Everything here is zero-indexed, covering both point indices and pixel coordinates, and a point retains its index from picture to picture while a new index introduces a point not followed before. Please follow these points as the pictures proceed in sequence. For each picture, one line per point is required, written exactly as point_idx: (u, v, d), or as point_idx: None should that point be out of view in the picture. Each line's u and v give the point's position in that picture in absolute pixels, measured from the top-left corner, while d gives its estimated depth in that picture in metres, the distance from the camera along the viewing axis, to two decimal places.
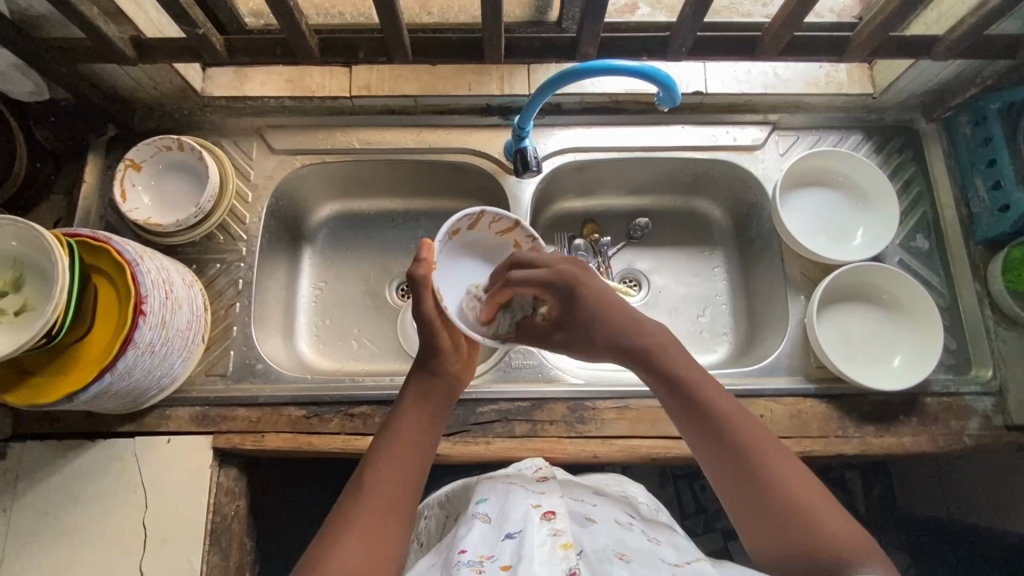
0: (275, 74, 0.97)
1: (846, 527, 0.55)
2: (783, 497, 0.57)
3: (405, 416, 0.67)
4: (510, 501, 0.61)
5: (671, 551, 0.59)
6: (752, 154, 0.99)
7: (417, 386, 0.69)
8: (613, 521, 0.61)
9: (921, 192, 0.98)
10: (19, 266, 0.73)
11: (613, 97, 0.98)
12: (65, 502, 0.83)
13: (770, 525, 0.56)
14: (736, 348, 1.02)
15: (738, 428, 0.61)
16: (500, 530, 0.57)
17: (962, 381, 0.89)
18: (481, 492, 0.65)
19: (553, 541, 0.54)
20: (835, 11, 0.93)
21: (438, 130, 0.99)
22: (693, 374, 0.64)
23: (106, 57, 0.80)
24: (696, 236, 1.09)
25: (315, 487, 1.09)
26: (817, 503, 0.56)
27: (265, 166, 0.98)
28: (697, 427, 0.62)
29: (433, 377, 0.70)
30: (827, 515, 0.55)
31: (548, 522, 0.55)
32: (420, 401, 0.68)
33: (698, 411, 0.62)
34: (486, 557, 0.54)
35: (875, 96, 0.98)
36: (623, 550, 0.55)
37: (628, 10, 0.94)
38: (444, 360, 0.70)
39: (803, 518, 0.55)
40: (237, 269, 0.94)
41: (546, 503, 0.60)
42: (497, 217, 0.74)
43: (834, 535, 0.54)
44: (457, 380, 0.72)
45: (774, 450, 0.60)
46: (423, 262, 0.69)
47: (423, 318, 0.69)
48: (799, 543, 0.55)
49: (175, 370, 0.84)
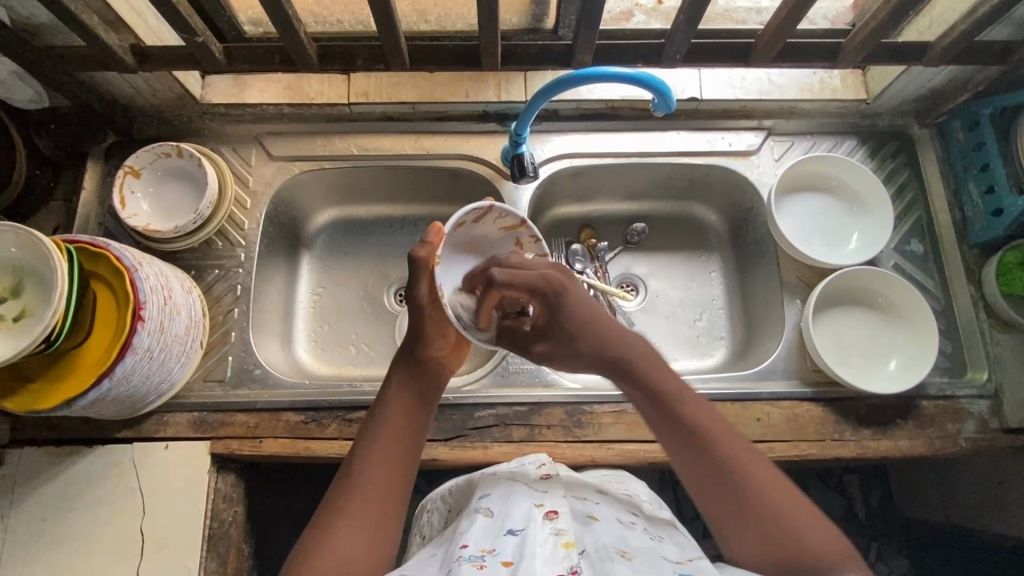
0: (274, 82, 0.98)
1: (828, 535, 0.56)
2: (767, 508, 0.57)
3: (392, 402, 0.67)
4: (512, 499, 0.61)
5: (673, 548, 0.59)
6: (747, 160, 1.00)
7: (401, 376, 0.69)
8: (615, 520, 0.62)
9: (915, 197, 0.98)
10: (18, 273, 0.73)
11: (608, 103, 0.99)
12: (62, 509, 0.83)
13: (752, 534, 0.57)
14: (733, 352, 1.02)
15: (719, 440, 0.61)
16: (501, 526, 0.57)
17: (958, 384, 0.90)
18: (484, 488, 0.66)
19: (554, 540, 0.54)
20: (829, 18, 0.94)
21: (436, 136, 1.00)
22: (676, 389, 0.65)
23: (105, 65, 0.81)
24: (692, 241, 1.10)
25: (314, 492, 1.09)
26: (799, 515, 0.57)
27: (263, 172, 0.98)
28: (676, 436, 0.63)
29: (418, 364, 0.69)
30: (810, 528, 0.57)
31: (551, 522, 0.56)
32: (406, 388, 0.68)
33: (676, 424, 0.63)
34: (488, 551, 0.54)
35: (868, 102, 0.99)
36: (625, 548, 0.56)
37: (624, 18, 0.95)
38: (428, 346, 0.70)
39: (786, 529, 0.56)
40: (236, 275, 0.94)
41: (549, 503, 0.60)
42: (505, 213, 0.71)
43: (818, 546, 0.56)
44: (443, 365, 0.71)
45: (756, 458, 0.61)
46: (428, 245, 0.69)
47: (416, 299, 0.69)
48: (781, 553, 0.56)
49: (173, 375, 0.84)
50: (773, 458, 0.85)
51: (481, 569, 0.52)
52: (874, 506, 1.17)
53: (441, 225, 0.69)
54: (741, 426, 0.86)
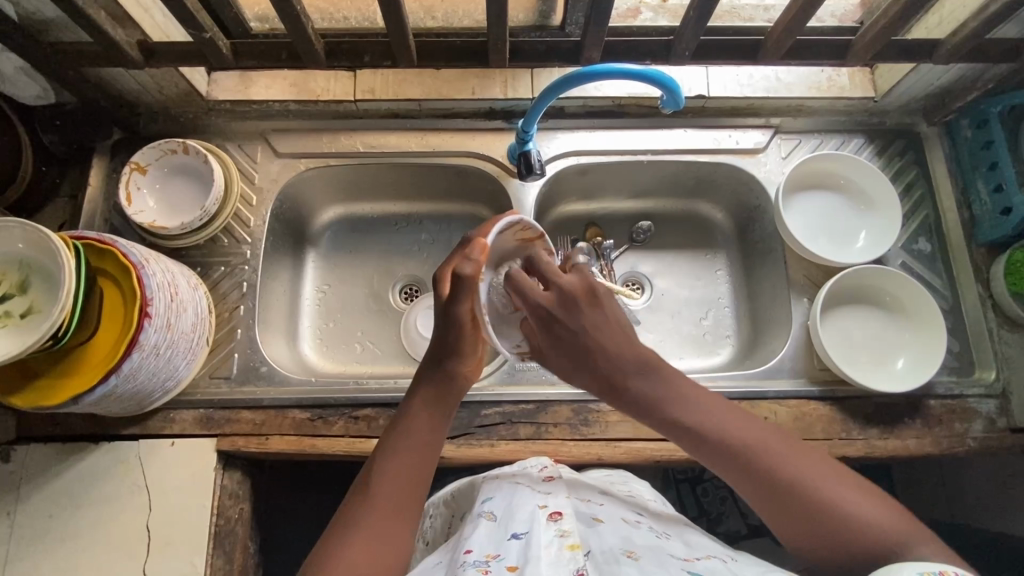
0: (280, 78, 0.98)
1: (879, 507, 0.55)
2: (818, 497, 0.55)
3: (414, 417, 0.65)
4: (516, 501, 0.62)
5: (680, 546, 0.59)
6: (755, 158, 1.00)
7: (429, 387, 0.67)
8: (620, 520, 0.62)
9: (923, 195, 0.98)
10: (25, 269, 0.73)
11: (616, 101, 0.99)
12: (68, 505, 0.83)
13: (808, 530, 0.55)
14: (739, 350, 1.02)
15: (753, 444, 0.58)
16: (505, 529, 0.57)
17: (966, 383, 0.89)
18: (487, 491, 0.66)
19: (560, 542, 0.54)
20: (837, 16, 0.93)
21: (442, 133, 1.00)
22: (692, 403, 0.60)
23: (113, 61, 0.81)
24: (699, 239, 1.09)
25: (319, 489, 1.09)
26: (849, 498, 0.55)
27: (269, 169, 0.98)
28: (713, 450, 0.58)
29: (443, 380, 0.67)
30: (863, 510, 0.55)
31: (555, 523, 0.56)
32: (430, 404, 0.66)
33: (705, 444, 0.59)
34: (492, 556, 0.54)
35: (876, 100, 0.98)
36: (631, 548, 0.55)
37: (631, 14, 0.95)
38: (459, 362, 0.68)
39: (843, 516, 0.54)
40: (242, 272, 0.94)
41: (553, 503, 0.60)
42: (528, 226, 0.69)
43: (877, 523, 0.54)
44: (468, 379, 0.69)
45: (793, 450, 0.58)
46: (471, 261, 0.63)
47: (456, 317, 0.65)
48: (844, 543, 0.54)
49: (179, 373, 0.84)
50: None
51: (487, 574, 0.51)
52: None
53: (485, 242, 0.64)
54: None
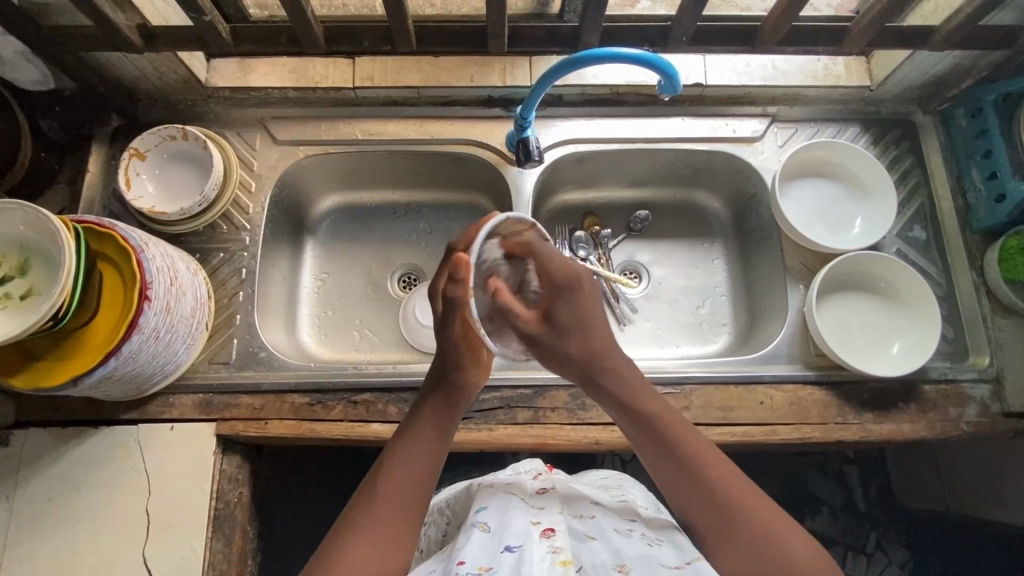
0: (279, 66, 0.98)
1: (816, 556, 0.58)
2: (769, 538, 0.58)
3: (422, 428, 0.66)
4: (510, 513, 0.62)
5: (670, 552, 0.60)
6: (752, 146, 1.00)
7: (436, 401, 0.68)
8: (611, 530, 0.62)
9: (918, 183, 0.99)
10: (25, 251, 0.73)
11: (613, 89, 0.99)
12: (68, 489, 0.83)
13: (738, 546, 0.58)
14: (735, 338, 1.03)
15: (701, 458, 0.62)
16: (499, 542, 0.58)
17: (960, 369, 0.90)
18: (482, 500, 0.67)
19: (553, 557, 0.55)
20: (833, 5, 0.95)
21: (441, 120, 1.00)
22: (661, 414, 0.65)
23: (112, 45, 0.81)
24: (695, 228, 1.10)
25: (320, 478, 1.10)
26: (783, 528, 0.59)
27: (267, 156, 0.98)
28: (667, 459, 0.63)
29: (450, 393, 0.68)
30: (795, 542, 0.58)
31: (548, 539, 0.57)
32: (437, 416, 0.67)
33: (659, 442, 0.64)
34: (485, 569, 0.55)
35: (872, 89, 0.99)
36: (623, 562, 0.57)
37: (629, 3, 0.96)
38: (465, 375, 0.68)
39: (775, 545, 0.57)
40: (240, 258, 0.94)
41: (546, 518, 0.61)
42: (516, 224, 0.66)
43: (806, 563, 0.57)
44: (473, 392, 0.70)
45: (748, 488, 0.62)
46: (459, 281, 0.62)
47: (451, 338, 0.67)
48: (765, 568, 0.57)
49: (179, 357, 0.84)
50: (776, 441, 0.85)
51: None
52: (874, 496, 1.18)
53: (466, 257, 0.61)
54: (745, 409, 0.87)
